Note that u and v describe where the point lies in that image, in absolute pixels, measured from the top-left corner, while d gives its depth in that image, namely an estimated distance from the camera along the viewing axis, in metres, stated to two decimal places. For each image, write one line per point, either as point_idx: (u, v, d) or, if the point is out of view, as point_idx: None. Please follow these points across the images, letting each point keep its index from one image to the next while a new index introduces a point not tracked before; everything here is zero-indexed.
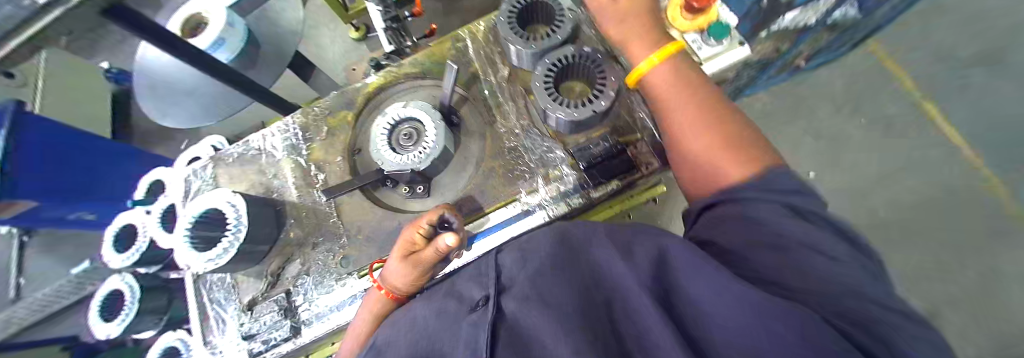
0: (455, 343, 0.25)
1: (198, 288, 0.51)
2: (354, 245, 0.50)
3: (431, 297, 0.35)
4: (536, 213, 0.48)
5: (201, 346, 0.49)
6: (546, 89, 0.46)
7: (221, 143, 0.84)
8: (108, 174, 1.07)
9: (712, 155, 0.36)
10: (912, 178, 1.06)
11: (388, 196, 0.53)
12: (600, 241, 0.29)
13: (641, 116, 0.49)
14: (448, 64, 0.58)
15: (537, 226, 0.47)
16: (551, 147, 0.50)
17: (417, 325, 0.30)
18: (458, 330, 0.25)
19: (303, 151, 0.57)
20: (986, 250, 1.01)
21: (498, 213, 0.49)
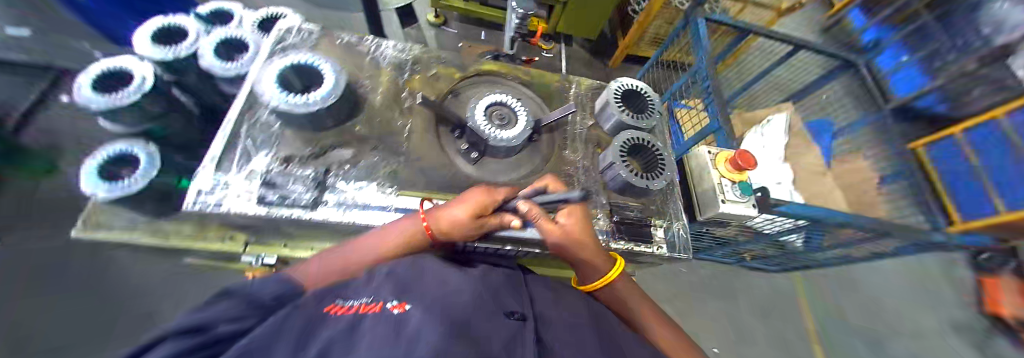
0: (504, 329, 0.35)
1: (240, 120, 0.51)
2: (404, 168, 0.55)
3: (468, 274, 0.45)
4: None
5: (205, 168, 0.47)
6: (619, 151, 0.59)
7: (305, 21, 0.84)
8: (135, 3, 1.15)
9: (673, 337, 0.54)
10: None
11: (453, 150, 0.60)
12: (615, 341, 0.43)
13: (670, 210, 0.61)
14: (550, 90, 0.71)
15: None
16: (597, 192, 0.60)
17: (465, 288, 0.39)
18: (507, 325, 0.36)
19: (406, 75, 0.63)
20: None
21: None
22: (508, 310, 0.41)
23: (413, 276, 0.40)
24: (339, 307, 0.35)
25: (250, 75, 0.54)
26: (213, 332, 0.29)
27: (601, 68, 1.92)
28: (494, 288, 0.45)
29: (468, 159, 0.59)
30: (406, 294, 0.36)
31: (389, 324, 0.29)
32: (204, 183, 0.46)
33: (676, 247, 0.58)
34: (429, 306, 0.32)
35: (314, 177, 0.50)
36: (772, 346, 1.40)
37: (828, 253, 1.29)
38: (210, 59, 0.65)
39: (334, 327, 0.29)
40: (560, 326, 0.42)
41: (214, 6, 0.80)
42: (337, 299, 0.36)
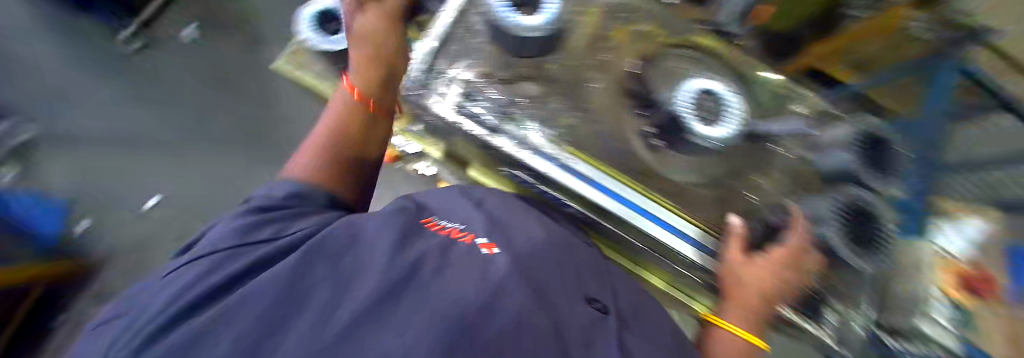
0: (574, 306, 0.30)
1: (453, 26, 0.53)
2: (581, 125, 0.51)
3: (552, 233, 0.42)
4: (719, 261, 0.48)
5: (423, 62, 0.52)
6: (835, 208, 0.48)
7: None
8: None
9: None
10: None
11: (636, 123, 0.52)
12: None
13: None
14: (769, 95, 0.56)
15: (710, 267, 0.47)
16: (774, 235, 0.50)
17: (544, 248, 0.37)
18: (580, 303, 0.32)
19: (615, 22, 0.55)
20: None
21: (700, 231, 0.48)
22: (587, 294, 0.34)
23: (492, 223, 0.39)
24: (434, 223, 0.38)
25: None
26: (287, 208, 0.33)
27: None
28: (578, 255, 0.42)
29: (648, 145, 0.51)
30: (496, 238, 0.36)
31: (476, 264, 0.29)
32: (420, 74, 0.52)
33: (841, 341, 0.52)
34: (516, 260, 0.32)
35: (501, 104, 0.51)
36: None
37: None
38: None
39: (432, 242, 0.32)
40: (642, 335, 0.33)
41: None
42: (434, 214, 0.40)
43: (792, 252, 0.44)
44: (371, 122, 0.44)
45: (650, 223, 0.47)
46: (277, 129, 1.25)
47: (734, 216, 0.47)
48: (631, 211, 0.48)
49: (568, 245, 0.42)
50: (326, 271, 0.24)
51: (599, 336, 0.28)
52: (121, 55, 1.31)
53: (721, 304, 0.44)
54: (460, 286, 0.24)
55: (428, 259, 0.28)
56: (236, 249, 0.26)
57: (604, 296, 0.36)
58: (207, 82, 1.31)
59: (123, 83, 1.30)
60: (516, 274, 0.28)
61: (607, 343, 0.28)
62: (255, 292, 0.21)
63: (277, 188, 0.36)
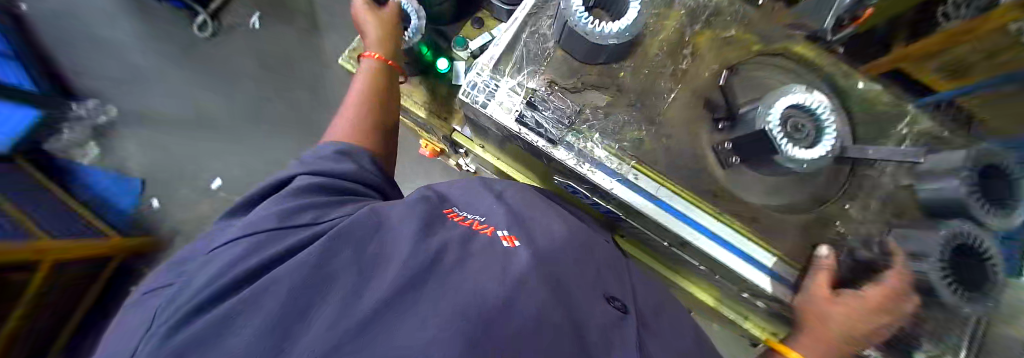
0: (592, 306, 0.33)
1: (522, 26, 0.51)
2: (651, 139, 0.49)
3: (572, 236, 0.44)
4: (785, 288, 0.45)
5: (486, 67, 0.49)
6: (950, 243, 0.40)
7: None
8: None
9: None
10: None
11: (707, 136, 0.49)
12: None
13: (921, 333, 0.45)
14: (851, 110, 0.53)
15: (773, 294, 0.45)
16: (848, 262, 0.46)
17: (563, 249, 0.39)
18: (598, 303, 0.34)
19: (696, 26, 0.51)
20: None
21: (768, 256, 0.45)
22: (607, 293, 0.38)
23: (517, 221, 0.42)
24: (455, 214, 0.42)
25: None
26: (326, 198, 0.36)
27: None
28: (596, 256, 0.44)
29: (723, 161, 0.49)
30: (516, 234, 0.38)
31: (494, 257, 0.31)
32: (478, 78, 0.49)
33: None
34: (532, 255, 0.34)
35: (566, 111, 0.48)
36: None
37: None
38: None
39: (452, 233, 0.34)
40: (659, 334, 0.37)
41: None
42: (454, 206, 0.44)
43: (891, 299, 0.40)
44: (391, 83, 0.60)
45: (716, 246, 0.45)
46: (326, 118, 1.32)
47: (824, 249, 0.44)
48: (688, 227, 0.46)
49: (586, 245, 0.45)
50: (352, 255, 0.25)
51: (616, 334, 0.31)
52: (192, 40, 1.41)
53: (797, 335, 0.46)
54: (476, 282, 0.26)
55: (448, 250, 0.29)
56: (280, 228, 0.29)
57: (622, 297, 0.39)
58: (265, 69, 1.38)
59: (189, 68, 1.40)
60: (532, 271, 0.30)
61: (623, 340, 0.31)
62: (284, 274, 0.23)
63: (321, 166, 0.42)
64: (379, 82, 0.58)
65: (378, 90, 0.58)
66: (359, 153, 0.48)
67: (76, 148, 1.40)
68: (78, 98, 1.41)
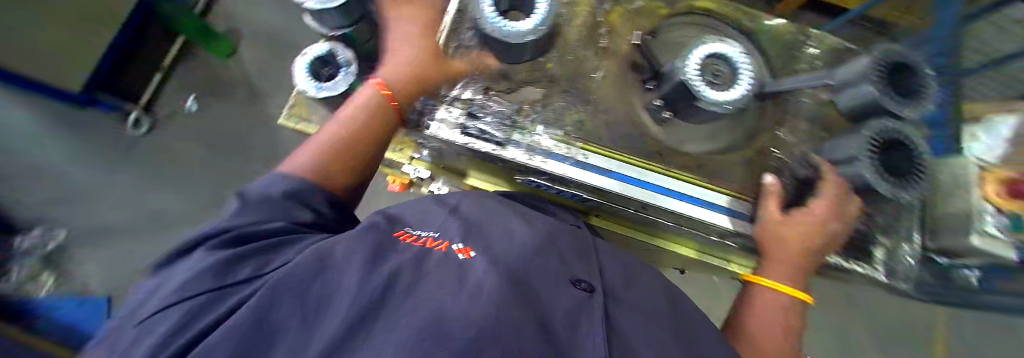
0: (559, 294, 0.35)
1: (447, 44, 0.54)
2: (591, 119, 0.51)
3: (534, 230, 0.47)
4: (742, 221, 0.48)
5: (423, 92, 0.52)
6: (871, 142, 0.45)
7: None
8: None
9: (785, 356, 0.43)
10: None
11: (641, 103, 0.53)
12: (688, 329, 0.41)
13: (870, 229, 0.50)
14: (763, 47, 0.58)
15: (729, 228, 0.47)
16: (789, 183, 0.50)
17: (523, 246, 0.41)
18: (564, 289, 0.36)
19: (607, 6, 0.55)
20: None
21: (721, 195, 0.48)
22: (574, 277, 0.40)
23: (473, 230, 0.43)
24: (407, 235, 0.41)
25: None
26: (266, 241, 0.33)
27: None
28: (560, 246, 0.47)
29: (656, 118, 0.52)
30: (472, 242, 0.39)
31: (453, 271, 0.32)
32: (417, 103, 0.51)
33: (897, 274, 0.48)
34: (489, 260, 0.35)
35: (507, 113, 0.50)
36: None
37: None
38: None
39: (407, 254, 0.34)
40: (629, 305, 0.40)
41: None
42: (406, 226, 0.44)
43: (835, 208, 0.43)
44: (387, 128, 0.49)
45: (676, 201, 0.47)
46: None
47: (769, 177, 0.46)
48: (640, 189, 0.48)
49: (550, 236, 0.48)
50: (293, 307, 0.25)
51: (582, 315, 0.33)
52: (131, 141, 1.39)
53: (762, 263, 0.48)
54: (433, 298, 0.27)
55: (401, 272, 0.30)
56: (225, 289, 0.26)
57: (589, 277, 0.42)
58: (217, 148, 1.37)
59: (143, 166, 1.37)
60: (489, 275, 0.31)
61: (592, 319, 0.33)
62: (220, 343, 0.21)
63: (265, 207, 0.36)
64: (374, 118, 0.47)
65: (369, 128, 0.47)
66: (317, 194, 0.41)
67: (28, 283, 1.30)
68: (21, 230, 1.33)
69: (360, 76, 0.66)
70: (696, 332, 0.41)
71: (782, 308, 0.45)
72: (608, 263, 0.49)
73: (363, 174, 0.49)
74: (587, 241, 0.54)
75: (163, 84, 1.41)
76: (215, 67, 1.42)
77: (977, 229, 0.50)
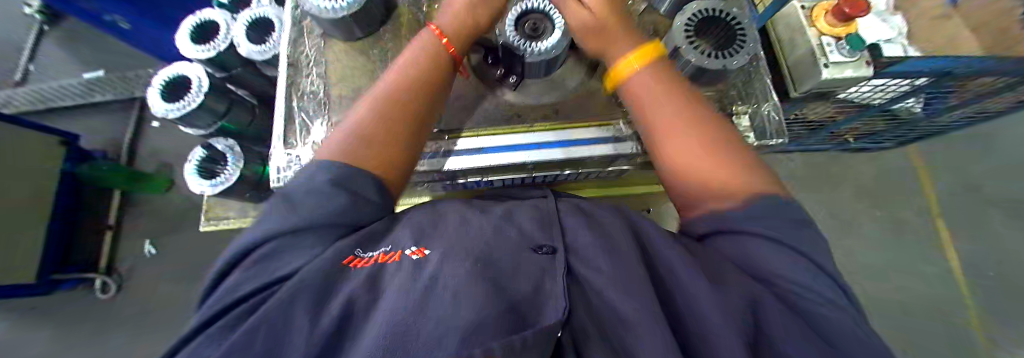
0: (518, 264, 0.33)
1: (289, 94, 0.53)
2: (448, 111, 0.54)
3: (489, 213, 0.44)
4: (609, 143, 0.52)
5: (277, 147, 0.51)
6: (686, 33, 0.49)
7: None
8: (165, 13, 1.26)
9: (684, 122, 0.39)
10: (873, 253, 1.31)
11: (488, 80, 0.56)
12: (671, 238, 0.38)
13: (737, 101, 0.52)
14: None
15: (602, 154, 0.51)
16: None
17: (476, 229, 0.38)
18: (522, 258, 0.34)
19: (424, 8, 0.58)
20: (905, 318, 1.24)
21: (576, 131, 0.52)
22: (535, 243, 0.37)
23: (413, 222, 0.40)
24: (358, 260, 0.32)
25: (286, 36, 0.56)
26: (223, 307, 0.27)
27: None
28: (520, 216, 0.43)
29: (507, 86, 0.55)
30: (425, 239, 0.36)
31: (406, 281, 0.29)
32: (279, 162, 0.50)
33: (767, 134, 0.50)
34: (440, 255, 0.32)
35: None
36: (837, 239, 1.32)
37: (921, 126, 1.11)
38: (246, 46, 0.63)
39: (354, 284, 0.28)
40: (599, 236, 0.37)
41: (198, 18, 0.69)
42: (359, 249, 0.33)
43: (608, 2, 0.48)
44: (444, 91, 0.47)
45: (551, 151, 0.51)
46: None
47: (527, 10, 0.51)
48: (515, 153, 0.51)
49: (507, 212, 0.44)
50: None
51: (547, 278, 0.32)
52: (102, 305, 1.38)
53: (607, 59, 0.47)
54: (391, 315, 0.24)
55: (357, 303, 0.27)
56: None
57: (549, 236, 0.38)
58: (191, 277, 1.39)
59: (124, 325, 1.36)
60: (448, 267, 0.29)
61: (556, 278, 0.32)
62: None
63: (306, 209, 0.33)
64: (431, 84, 0.46)
65: (428, 95, 0.45)
66: (365, 184, 0.37)
67: None
68: None
69: (255, 160, 0.71)
70: (653, 234, 0.38)
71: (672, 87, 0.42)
72: (568, 203, 0.47)
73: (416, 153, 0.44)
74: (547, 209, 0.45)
75: (117, 240, 1.42)
76: (160, 205, 1.46)
77: (824, 63, 0.52)
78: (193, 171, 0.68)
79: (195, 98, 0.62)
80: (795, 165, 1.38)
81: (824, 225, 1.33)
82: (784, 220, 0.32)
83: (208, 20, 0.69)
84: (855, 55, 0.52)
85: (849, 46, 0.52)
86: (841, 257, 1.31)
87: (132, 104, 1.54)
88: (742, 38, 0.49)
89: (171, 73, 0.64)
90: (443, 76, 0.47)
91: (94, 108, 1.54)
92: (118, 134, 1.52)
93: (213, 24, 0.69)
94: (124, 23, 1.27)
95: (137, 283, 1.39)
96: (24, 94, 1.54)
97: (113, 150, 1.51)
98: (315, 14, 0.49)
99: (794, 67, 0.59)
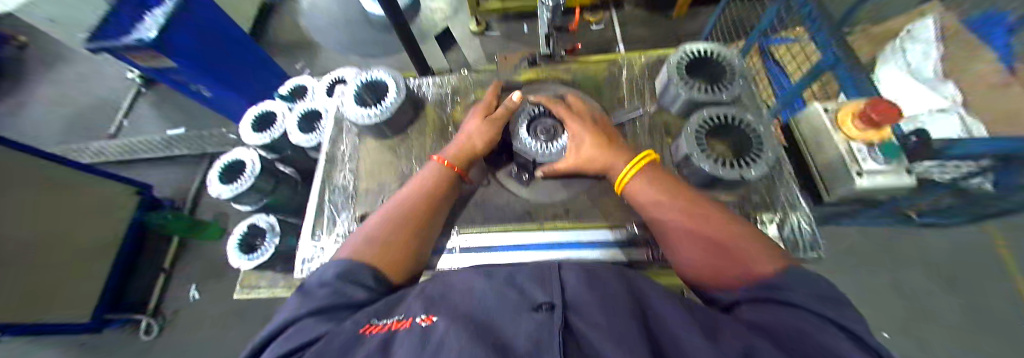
0: (515, 324, 0.31)
1: (323, 187, 0.60)
2: (463, 207, 0.59)
3: (492, 275, 0.43)
4: (615, 249, 0.54)
5: (305, 239, 0.55)
6: (696, 138, 0.49)
7: (349, 73, 0.78)
8: (233, 79, 1.46)
9: (684, 230, 0.43)
10: (964, 348, 1.09)
11: (505, 178, 0.61)
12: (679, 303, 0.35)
13: (755, 198, 0.50)
14: (599, 86, 0.65)
15: (609, 259, 0.52)
16: None
17: (477, 293, 0.37)
18: (520, 318, 0.32)
19: (448, 109, 0.66)
20: None
21: (583, 232, 0.55)
22: (536, 304, 0.35)
23: (417, 289, 0.39)
24: (375, 326, 0.31)
25: (327, 134, 0.64)
26: None
27: (659, 24, 1.84)
28: (520, 279, 0.41)
29: (522, 182, 0.60)
30: (434, 307, 0.34)
31: (414, 338, 0.28)
32: (306, 252, 0.55)
33: (797, 246, 0.47)
34: (447, 318, 0.31)
35: None
36: (911, 328, 1.12)
37: (999, 205, 0.97)
38: (297, 135, 0.73)
39: (364, 342, 0.27)
40: (599, 299, 0.35)
41: (259, 109, 0.82)
42: (371, 316, 0.32)
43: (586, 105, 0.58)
44: (438, 205, 0.51)
45: (559, 252, 0.54)
46: None
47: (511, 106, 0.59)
48: (525, 252, 0.54)
49: (509, 276, 0.43)
50: None
51: (546, 333, 0.29)
52: (139, 345, 1.46)
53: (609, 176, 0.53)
54: None
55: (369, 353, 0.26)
56: None
57: (549, 294, 0.37)
58: (221, 323, 1.46)
59: None
60: (453, 329, 0.28)
61: (555, 334, 0.29)
62: None
63: (326, 292, 0.34)
64: (426, 196, 0.51)
65: (423, 208, 0.50)
66: (364, 272, 0.39)
67: None
68: None
69: (289, 232, 0.78)
70: (655, 303, 0.35)
71: (674, 193, 0.46)
72: (571, 266, 0.44)
73: (417, 255, 0.47)
74: (548, 268, 0.44)
75: (167, 280, 1.55)
76: (208, 249, 1.60)
77: (857, 171, 0.54)
78: (234, 242, 0.75)
79: (245, 181, 0.69)
80: (844, 236, 1.25)
81: (892, 308, 1.15)
82: (807, 295, 0.29)
83: (265, 110, 0.82)
84: (891, 163, 0.53)
85: (884, 153, 0.54)
86: (920, 349, 1.10)
87: (202, 157, 1.78)
88: (757, 143, 0.49)
89: (231, 158, 0.74)
90: (439, 187, 0.52)
91: (169, 160, 1.78)
92: (186, 183, 1.75)
93: (272, 114, 0.81)
94: (205, 93, 1.48)
95: (174, 324, 1.48)
96: (116, 146, 1.82)
97: (180, 197, 1.72)
98: (353, 120, 0.57)
99: (823, 170, 0.60)
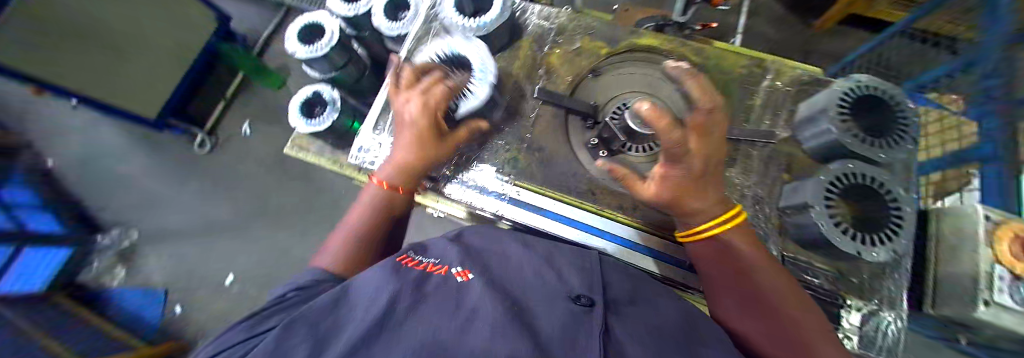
0: (549, 310, 0.30)
1: None
2: (526, 157, 0.58)
3: (531, 249, 0.43)
4: (656, 261, 0.54)
5: (368, 129, 0.56)
6: (827, 195, 0.40)
7: None
8: None
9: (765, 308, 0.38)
10: None
11: (581, 151, 0.58)
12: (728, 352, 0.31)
13: (856, 280, 0.45)
14: (722, 81, 0.56)
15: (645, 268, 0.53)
16: (767, 235, 0.48)
17: (517, 265, 0.38)
18: (557, 307, 0.31)
19: (546, 48, 0.60)
20: None
21: (631, 232, 0.54)
22: (573, 293, 0.34)
23: (462, 248, 0.42)
24: (409, 259, 0.38)
25: (413, 32, 0.60)
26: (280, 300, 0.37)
27: (795, 29, 1.52)
28: (560, 263, 0.41)
29: (595, 157, 0.57)
30: (472, 264, 0.36)
31: (449, 294, 0.30)
32: (366, 142, 0.56)
33: (875, 344, 0.44)
34: (487, 281, 0.32)
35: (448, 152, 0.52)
36: None
37: None
38: (379, 17, 0.68)
39: (406, 279, 0.31)
40: (637, 318, 0.32)
41: None
42: (409, 252, 0.40)
43: (710, 117, 0.40)
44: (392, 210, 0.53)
45: (603, 240, 0.54)
46: (326, 192, 1.54)
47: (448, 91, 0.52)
48: (570, 227, 0.55)
49: (549, 254, 0.43)
50: (307, 333, 0.24)
51: (581, 328, 0.27)
52: (196, 157, 1.67)
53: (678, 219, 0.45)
54: (431, 319, 0.25)
55: (403, 295, 0.28)
56: (248, 340, 0.28)
57: (588, 287, 0.35)
58: (262, 166, 1.61)
59: (204, 180, 1.64)
60: (487, 295, 0.29)
61: (592, 332, 0.27)
62: None
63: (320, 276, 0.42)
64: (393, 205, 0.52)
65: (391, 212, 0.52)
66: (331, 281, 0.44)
67: (103, 275, 1.61)
68: (101, 229, 1.63)
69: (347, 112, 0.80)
70: (709, 335, 0.32)
71: (756, 262, 0.40)
72: (613, 267, 0.44)
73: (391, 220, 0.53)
74: (592, 260, 0.43)
75: (223, 111, 1.69)
76: (263, 96, 1.69)
77: (982, 298, 0.44)
78: (299, 103, 0.76)
79: (321, 48, 0.68)
80: None
81: None
82: None
83: None
84: None
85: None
86: None
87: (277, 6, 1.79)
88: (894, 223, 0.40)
89: (310, 18, 0.72)
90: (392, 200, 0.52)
91: None
92: (258, 26, 1.79)
93: None
94: None
95: (223, 151, 1.65)
96: None
97: (250, 37, 1.77)
98: (449, 28, 0.54)
99: (943, 279, 0.52)
